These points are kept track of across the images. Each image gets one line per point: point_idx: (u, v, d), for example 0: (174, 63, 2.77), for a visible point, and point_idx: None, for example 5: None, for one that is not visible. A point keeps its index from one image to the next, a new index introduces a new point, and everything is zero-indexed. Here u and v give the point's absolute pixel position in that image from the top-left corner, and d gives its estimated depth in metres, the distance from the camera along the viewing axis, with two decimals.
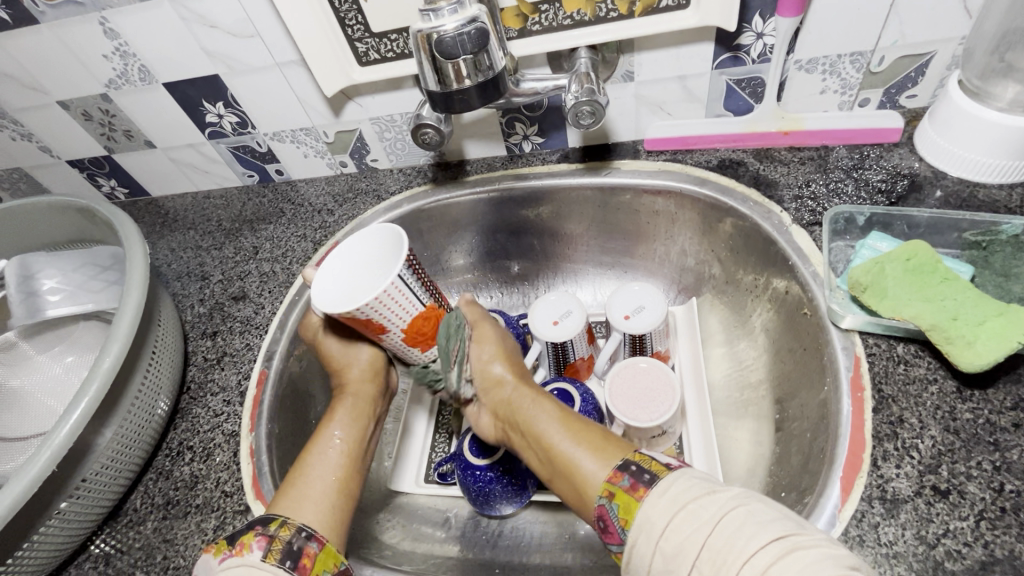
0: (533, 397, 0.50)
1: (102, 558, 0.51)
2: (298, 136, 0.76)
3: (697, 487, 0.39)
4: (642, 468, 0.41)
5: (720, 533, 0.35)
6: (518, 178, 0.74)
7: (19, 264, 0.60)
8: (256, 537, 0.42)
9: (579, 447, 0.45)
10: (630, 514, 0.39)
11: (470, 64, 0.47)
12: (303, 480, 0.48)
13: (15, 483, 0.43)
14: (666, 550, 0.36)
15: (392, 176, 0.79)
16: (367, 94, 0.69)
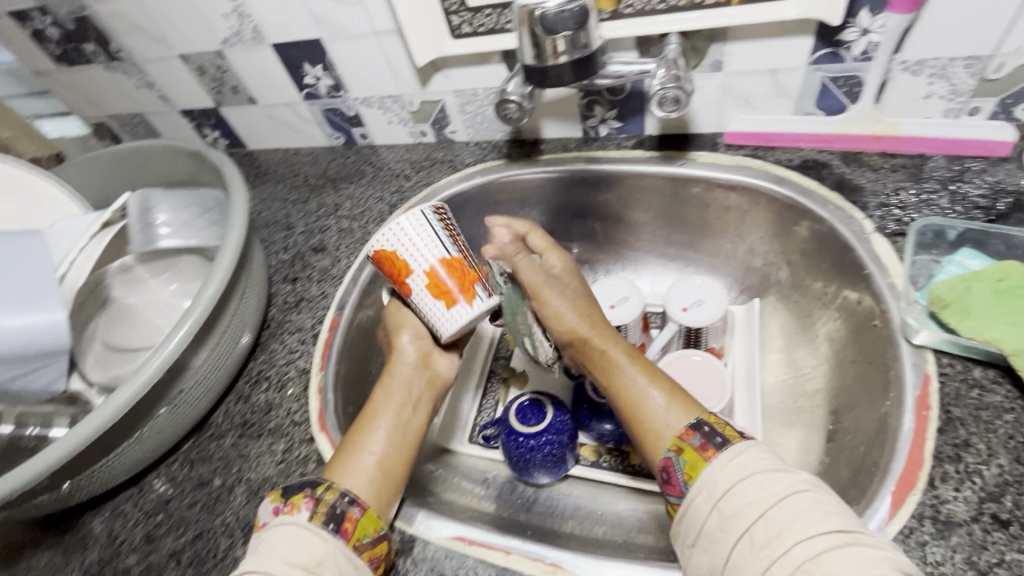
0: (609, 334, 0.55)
1: (187, 462, 0.57)
2: (386, 103, 0.80)
3: (767, 462, 0.42)
4: (714, 430, 0.45)
5: (781, 508, 0.39)
6: (590, 161, 0.75)
7: (140, 197, 0.66)
8: (305, 498, 0.45)
9: (665, 398, 0.49)
10: (695, 471, 0.43)
11: (568, 41, 0.49)
12: (354, 446, 0.51)
13: (133, 383, 0.50)
14: (724, 510, 0.40)
15: (468, 148, 0.82)
16: (455, 67, 0.72)
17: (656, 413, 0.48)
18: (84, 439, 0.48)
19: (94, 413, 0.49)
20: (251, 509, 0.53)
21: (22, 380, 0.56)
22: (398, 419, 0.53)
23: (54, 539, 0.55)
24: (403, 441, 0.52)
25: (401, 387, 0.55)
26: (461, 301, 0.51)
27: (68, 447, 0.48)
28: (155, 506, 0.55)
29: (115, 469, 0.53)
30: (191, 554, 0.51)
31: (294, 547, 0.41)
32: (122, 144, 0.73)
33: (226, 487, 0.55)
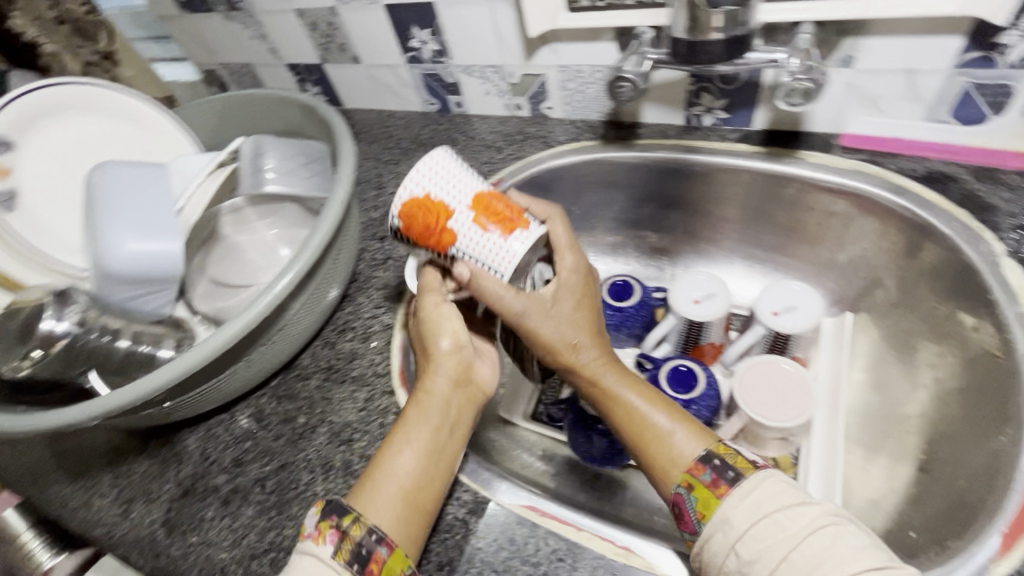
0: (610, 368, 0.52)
1: (275, 397, 0.61)
2: (487, 72, 0.80)
3: (786, 496, 0.40)
4: (726, 464, 0.43)
5: (806, 548, 0.37)
6: (690, 150, 0.72)
7: (253, 143, 0.67)
8: (331, 530, 0.41)
9: (670, 420, 0.47)
10: (709, 510, 0.42)
11: (728, 17, 0.50)
12: (380, 469, 0.46)
13: (243, 316, 0.53)
14: (745, 555, 0.39)
15: (562, 125, 0.81)
16: (564, 41, 0.71)
17: (665, 442, 0.46)
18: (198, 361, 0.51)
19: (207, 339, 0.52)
20: (332, 450, 0.55)
21: (138, 301, 0.60)
22: (428, 441, 0.47)
23: (153, 451, 0.59)
24: (434, 465, 0.46)
25: (435, 405, 0.49)
26: (516, 228, 0.47)
27: (184, 366, 0.51)
28: (243, 434, 0.58)
29: (213, 395, 0.57)
30: (274, 482, 0.54)
31: None
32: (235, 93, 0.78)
33: (309, 426, 0.57)
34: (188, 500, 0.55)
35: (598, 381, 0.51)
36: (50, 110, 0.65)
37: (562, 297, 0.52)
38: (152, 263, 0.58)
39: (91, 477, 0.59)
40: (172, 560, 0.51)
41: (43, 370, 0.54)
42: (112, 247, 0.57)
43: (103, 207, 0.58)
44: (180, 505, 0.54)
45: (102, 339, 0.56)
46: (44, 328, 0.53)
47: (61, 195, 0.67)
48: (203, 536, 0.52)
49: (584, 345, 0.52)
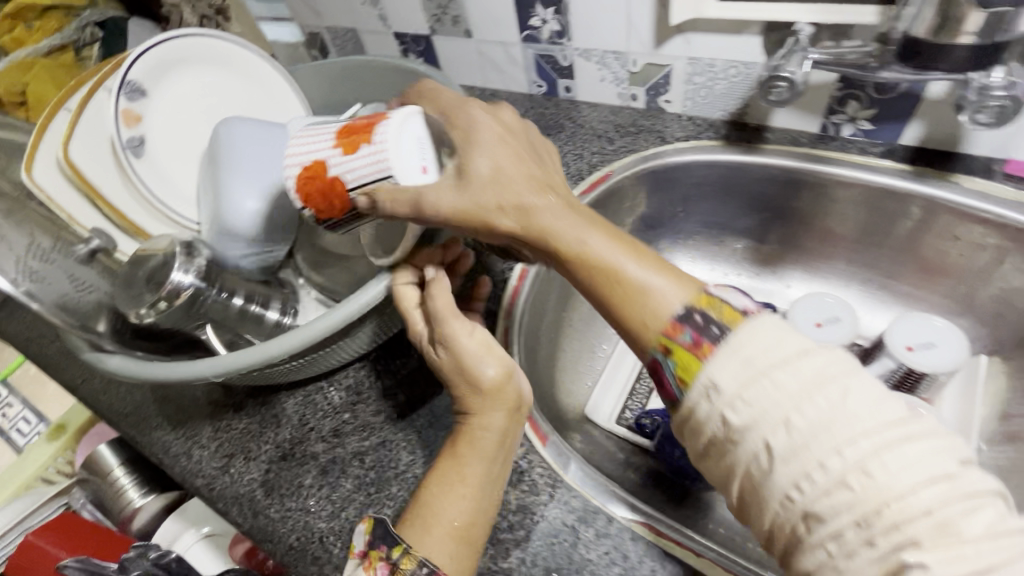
0: (563, 213, 0.46)
1: (375, 371, 0.59)
2: (606, 58, 0.76)
3: (781, 346, 0.36)
4: (709, 321, 0.38)
5: (816, 407, 0.33)
6: (824, 162, 0.68)
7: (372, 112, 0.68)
8: (382, 561, 0.40)
9: (649, 272, 0.42)
10: (688, 373, 0.38)
11: (993, 20, 0.47)
12: (432, 503, 0.43)
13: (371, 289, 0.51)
14: (741, 418, 0.35)
15: (679, 121, 0.77)
16: (703, 32, 0.66)
17: (644, 299, 0.41)
18: (322, 331, 0.49)
19: (334, 310, 0.50)
20: (434, 435, 0.54)
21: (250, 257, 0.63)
22: (481, 476, 0.44)
23: (252, 409, 0.59)
24: (480, 501, 0.43)
25: (490, 438, 0.45)
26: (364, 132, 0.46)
27: (309, 334, 0.50)
28: (343, 403, 0.58)
29: (321, 360, 0.55)
30: (373, 458, 0.53)
31: None
32: (348, 57, 0.77)
33: (409, 406, 0.56)
34: (286, 464, 0.55)
35: (544, 231, 0.46)
36: (176, 61, 0.69)
37: (478, 149, 0.47)
38: (268, 224, 0.61)
39: (192, 427, 0.60)
40: (271, 522, 0.51)
41: (165, 320, 0.55)
42: (233, 206, 0.59)
43: (228, 165, 0.60)
44: (280, 467, 0.55)
45: (219, 297, 0.57)
46: (173, 281, 0.53)
47: (181, 147, 0.71)
48: (301, 502, 0.52)
49: (529, 198, 0.46)
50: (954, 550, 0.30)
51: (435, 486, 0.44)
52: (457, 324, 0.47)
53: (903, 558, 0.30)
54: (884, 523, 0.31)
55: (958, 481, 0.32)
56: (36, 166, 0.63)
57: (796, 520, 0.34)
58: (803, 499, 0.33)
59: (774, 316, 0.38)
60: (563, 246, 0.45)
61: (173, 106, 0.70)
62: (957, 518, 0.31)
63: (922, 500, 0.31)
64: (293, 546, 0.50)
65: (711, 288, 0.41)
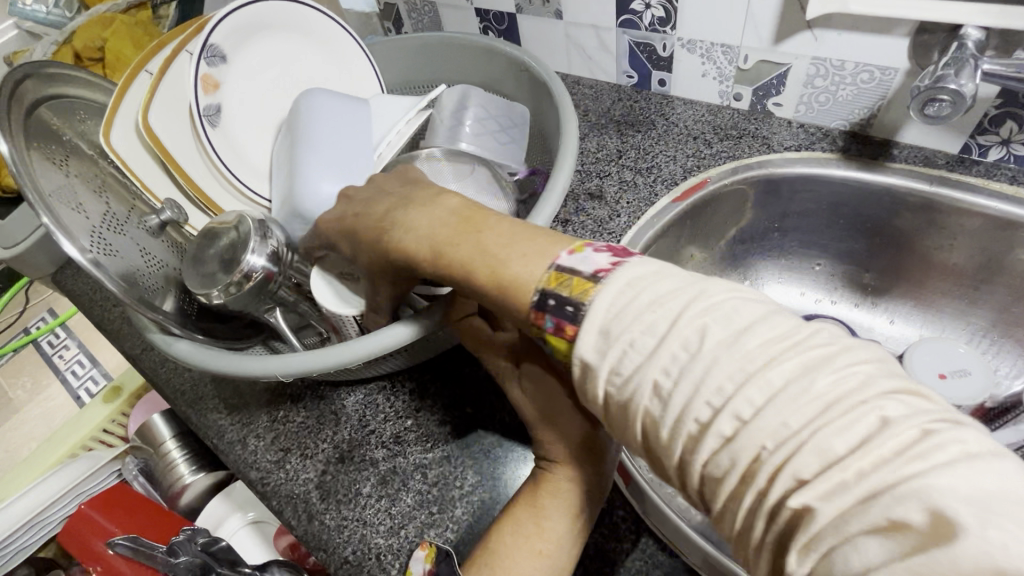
0: (396, 222, 0.43)
1: (439, 377, 0.55)
2: (713, 51, 0.68)
3: (623, 304, 0.31)
4: (562, 299, 0.33)
5: (672, 360, 0.28)
6: (963, 188, 0.59)
7: (461, 93, 0.65)
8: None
9: (513, 247, 0.37)
10: (564, 354, 0.34)
11: None
12: (502, 553, 0.40)
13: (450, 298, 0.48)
14: (622, 390, 0.31)
15: (788, 128, 0.69)
16: (837, 29, 0.58)
17: (503, 277, 0.36)
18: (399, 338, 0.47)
19: (414, 318, 0.47)
20: (504, 456, 0.50)
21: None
22: (557, 531, 0.40)
23: (311, 403, 0.57)
24: (551, 552, 0.39)
25: (572, 492, 0.41)
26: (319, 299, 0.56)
27: (384, 343, 0.47)
28: (407, 408, 0.54)
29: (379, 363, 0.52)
30: (436, 474, 0.50)
31: None
32: (432, 32, 0.72)
33: (478, 420, 0.52)
34: (344, 467, 0.52)
35: (401, 253, 0.42)
36: (256, 28, 0.70)
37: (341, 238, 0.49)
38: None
39: (248, 413, 0.58)
40: (325, 529, 0.49)
41: (234, 303, 0.55)
42: (309, 188, 0.58)
43: (309, 146, 0.60)
44: (337, 470, 0.52)
45: (288, 284, 0.58)
46: (248, 263, 0.53)
47: (254, 119, 0.71)
48: (358, 512, 0.49)
49: (378, 244, 0.44)
50: (833, 478, 0.24)
51: (505, 534, 0.40)
52: (535, 368, 0.43)
53: (789, 504, 0.25)
54: (767, 467, 0.26)
55: (839, 397, 0.25)
56: (114, 132, 0.61)
57: (698, 478, 0.29)
58: (691, 452, 0.28)
59: (628, 267, 0.32)
60: (409, 242, 0.42)
61: (248, 75, 0.70)
62: (833, 438, 0.24)
63: (796, 428, 0.25)
64: (348, 559, 0.47)
65: (563, 254, 0.35)
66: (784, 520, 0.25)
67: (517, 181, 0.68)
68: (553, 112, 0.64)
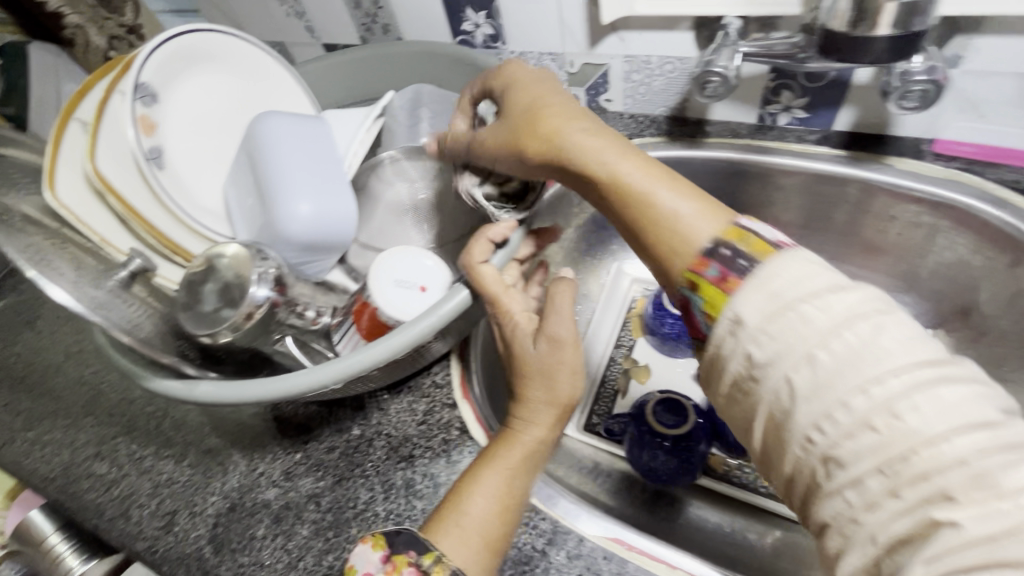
0: (569, 136, 0.46)
1: (326, 407, 0.57)
2: (543, 60, 0.75)
3: (807, 272, 0.34)
4: (737, 253, 0.36)
5: (811, 324, 0.32)
6: (763, 152, 0.68)
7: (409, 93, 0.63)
8: (409, 565, 0.39)
9: (680, 200, 0.41)
10: (713, 307, 0.36)
11: None
12: (465, 506, 0.42)
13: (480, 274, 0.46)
14: (762, 353, 0.33)
15: (621, 120, 0.76)
16: (634, 29, 0.66)
17: (670, 225, 0.40)
18: (439, 322, 0.44)
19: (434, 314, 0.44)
20: (392, 465, 0.51)
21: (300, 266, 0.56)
22: (517, 489, 0.44)
23: (196, 459, 0.56)
24: (513, 504, 0.44)
25: (536, 453, 0.46)
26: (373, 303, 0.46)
27: (430, 327, 0.43)
28: (294, 442, 0.55)
29: None
30: (330, 499, 0.51)
31: None
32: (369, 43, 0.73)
33: (365, 438, 0.54)
34: (235, 515, 0.51)
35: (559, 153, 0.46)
36: (204, 55, 0.62)
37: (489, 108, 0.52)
38: (326, 227, 0.54)
39: (129, 485, 0.56)
40: None
41: (241, 339, 0.48)
42: (285, 207, 0.53)
43: (275, 164, 0.54)
44: (229, 519, 0.51)
45: (293, 312, 0.50)
46: (251, 297, 0.46)
47: (199, 155, 0.62)
48: (254, 556, 0.49)
49: (524, 131, 0.48)
50: (988, 505, 0.27)
51: (477, 490, 0.43)
52: (561, 335, 0.44)
53: (930, 513, 0.28)
54: (912, 475, 0.28)
55: (1013, 438, 0.28)
56: (59, 182, 0.53)
57: (817, 463, 0.31)
58: (828, 440, 0.31)
59: (803, 250, 0.35)
60: (582, 146, 0.45)
61: (190, 104, 0.62)
62: (1001, 474, 0.27)
63: (956, 448, 0.28)
64: None
65: (744, 219, 0.38)
66: (912, 528, 0.28)
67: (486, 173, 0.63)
68: None
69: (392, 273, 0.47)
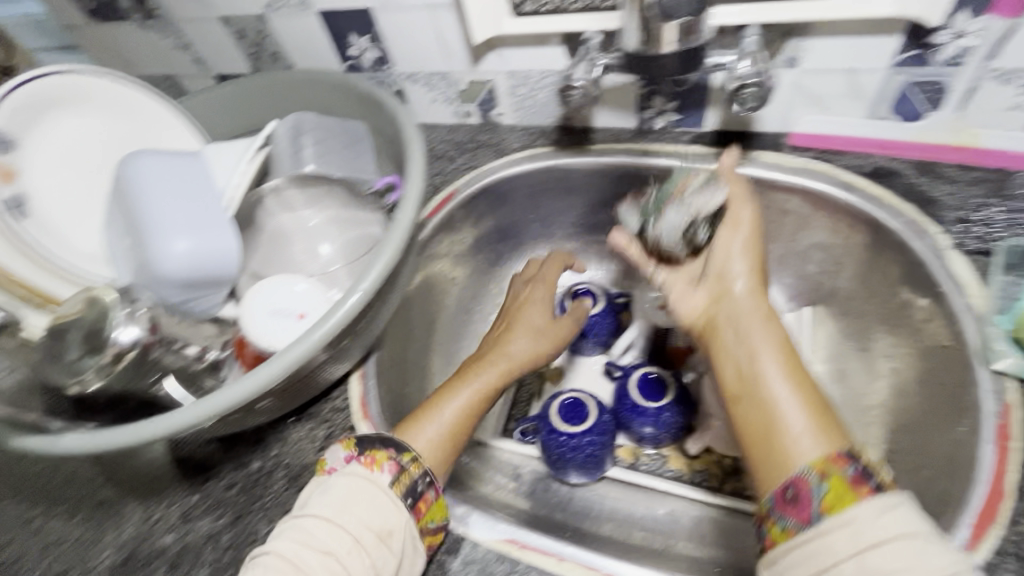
0: (762, 317, 0.47)
1: (224, 445, 0.56)
2: (432, 80, 0.76)
3: (925, 525, 0.34)
4: (870, 471, 0.36)
5: (926, 556, 0.32)
6: (645, 154, 0.71)
7: (292, 123, 0.64)
8: (388, 460, 0.46)
9: (802, 414, 0.40)
10: (838, 504, 0.35)
11: (677, 31, 0.46)
12: (432, 416, 0.53)
13: (355, 294, 0.48)
14: (876, 559, 0.32)
15: (514, 132, 0.79)
16: (510, 46, 0.68)
17: (784, 437, 0.40)
18: (319, 343, 0.45)
19: (316, 331, 0.45)
20: (292, 494, 0.51)
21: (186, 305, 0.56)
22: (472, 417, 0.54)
23: (88, 513, 0.54)
24: (467, 430, 0.53)
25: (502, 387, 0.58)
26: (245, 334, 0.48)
27: (315, 344, 0.45)
28: (192, 483, 0.54)
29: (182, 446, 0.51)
30: (229, 537, 0.50)
31: (372, 509, 0.43)
32: (251, 76, 0.73)
33: (264, 471, 0.53)
34: (130, 566, 0.50)
35: (734, 318, 0.48)
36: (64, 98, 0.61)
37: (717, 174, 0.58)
38: (205, 264, 0.54)
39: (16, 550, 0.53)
40: None
41: (116, 381, 0.49)
42: (160, 247, 0.52)
43: (150, 203, 0.54)
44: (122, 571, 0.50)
45: (172, 349, 0.52)
46: (115, 340, 0.48)
47: (65, 199, 0.62)
48: None
49: (737, 273, 0.51)
50: None
51: (452, 403, 0.54)
52: (567, 330, 0.65)
53: None
54: None
55: None
56: None
57: None
58: None
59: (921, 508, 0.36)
60: (737, 287, 0.50)
61: (51, 146, 0.62)
62: None
63: None
64: None
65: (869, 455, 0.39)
66: None
67: (375, 192, 0.64)
68: (385, 118, 0.65)
69: (271, 303, 0.48)
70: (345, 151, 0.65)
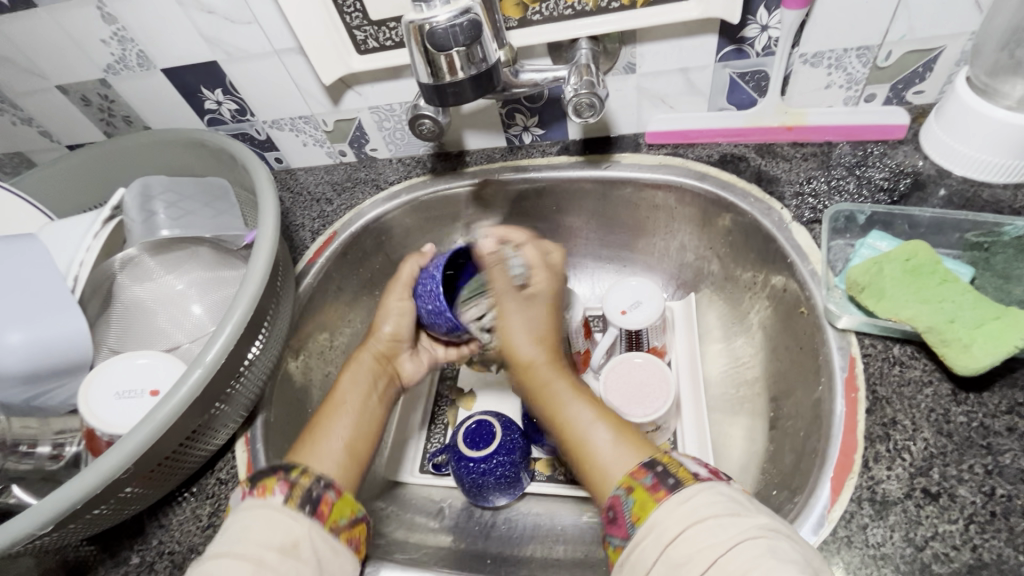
0: (558, 375, 0.52)
1: (99, 545, 0.51)
2: (297, 124, 0.75)
3: (721, 505, 0.37)
4: (666, 471, 0.40)
5: (715, 535, 0.35)
6: (517, 170, 0.73)
7: (139, 187, 0.60)
8: (278, 482, 0.45)
9: (613, 445, 0.45)
10: (643, 512, 0.38)
11: (463, 57, 0.47)
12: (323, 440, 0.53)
13: (208, 351, 0.46)
14: (676, 557, 0.35)
15: (390, 165, 0.79)
16: (366, 83, 0.69)
17: (601, 469, 0.44)
18: (175, 408, 0.45)
19: (168, 395, 0.45)
20: None
21: (39, 399, 0.52)
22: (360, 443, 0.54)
23: None
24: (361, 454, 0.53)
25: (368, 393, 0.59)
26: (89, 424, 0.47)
27: (170, 410, 0.44)
28: None
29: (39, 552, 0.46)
30: None
31: (272, 526, 0.42)
32: (91, 145, 0.69)
33: (145, 564, 0.49)
34: None
35: (544, 389, 0.52)
36: None
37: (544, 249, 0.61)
38: (48, 354, 0.50)
39: None
40: None
41: None
42: None
43: None
44: None
45: (16, 454, 0.52)
46: None
47: None
48: None
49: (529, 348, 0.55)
50: None
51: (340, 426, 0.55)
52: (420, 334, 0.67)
53: None
54: None
55: None
56: None
57: None
58: None
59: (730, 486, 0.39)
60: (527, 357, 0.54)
61: None
62: None
63: None
64: None
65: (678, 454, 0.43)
66: None
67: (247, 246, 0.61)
68: (242, 170, 0.64)
69: (115, 385, 0.48)
70: (206, 209, 0.63)
